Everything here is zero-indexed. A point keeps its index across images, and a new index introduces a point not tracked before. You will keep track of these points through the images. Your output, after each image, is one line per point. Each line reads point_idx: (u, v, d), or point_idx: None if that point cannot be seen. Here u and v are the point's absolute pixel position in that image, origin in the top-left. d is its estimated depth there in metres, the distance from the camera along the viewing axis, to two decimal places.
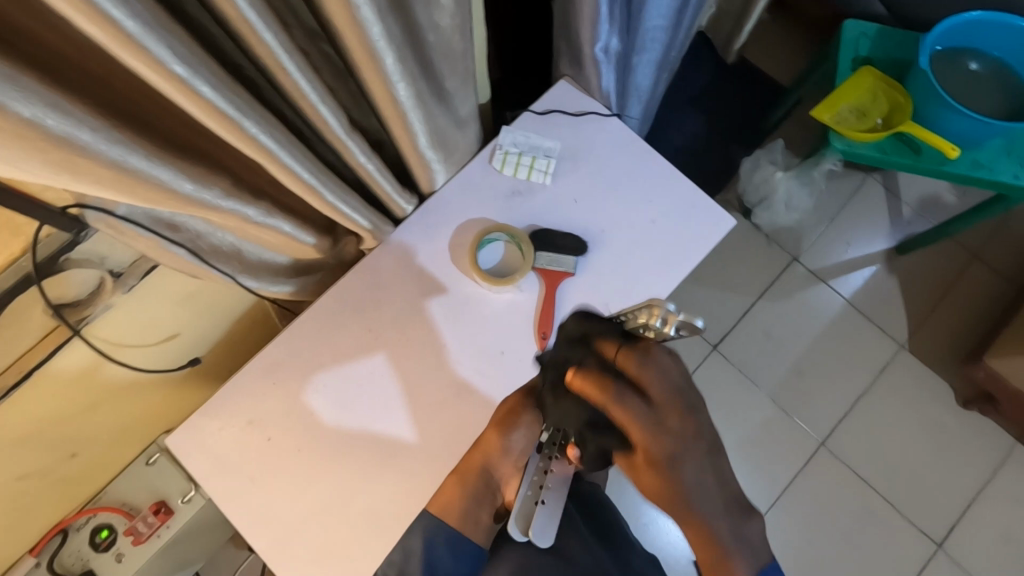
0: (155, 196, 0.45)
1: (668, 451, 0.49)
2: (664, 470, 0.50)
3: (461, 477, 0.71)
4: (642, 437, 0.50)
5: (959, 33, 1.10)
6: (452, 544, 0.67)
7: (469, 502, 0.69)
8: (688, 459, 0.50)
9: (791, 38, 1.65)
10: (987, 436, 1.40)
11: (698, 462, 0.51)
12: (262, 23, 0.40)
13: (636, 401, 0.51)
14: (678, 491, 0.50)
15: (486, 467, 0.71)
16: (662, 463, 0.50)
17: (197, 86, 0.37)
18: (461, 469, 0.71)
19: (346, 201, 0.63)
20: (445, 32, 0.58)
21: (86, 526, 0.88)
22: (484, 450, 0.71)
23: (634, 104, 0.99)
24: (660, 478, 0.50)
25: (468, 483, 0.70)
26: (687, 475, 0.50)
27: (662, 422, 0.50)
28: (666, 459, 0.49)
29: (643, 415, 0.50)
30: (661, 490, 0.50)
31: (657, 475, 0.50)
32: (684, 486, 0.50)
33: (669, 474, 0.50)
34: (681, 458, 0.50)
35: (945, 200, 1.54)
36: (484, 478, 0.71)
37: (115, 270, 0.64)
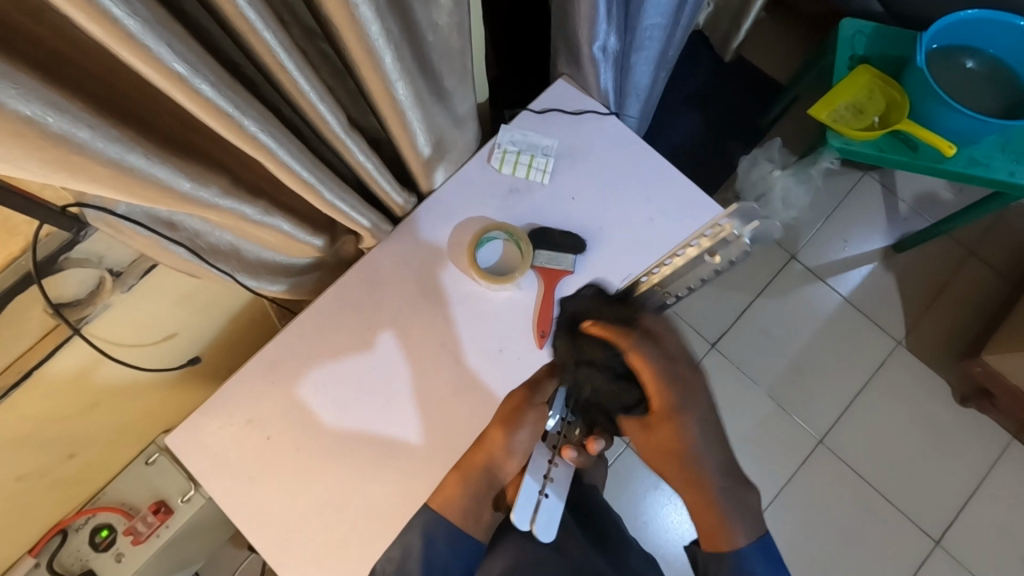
0: (154, 195, 0.45)
1: (677, 403, 0.69)
2: (669, 418, 0.69)
3: (463, 475, 0.70)
4: (662, 391, 0.69)
5: (956, 32, 1.11)
6: (452, 540, 0.68)
7: (469, 500, 0.70)
8: (690, 412, 0.69)
9: (788, 36, 1.65)
10: (984, 432, 1.41)
11: (699, 418, 0.70)
12: (260, 21, 0.40)
13: (653, 350, 0.69)
14: (684, 439, 0.69)
15: (491, 467, 0.71)
16: (672, 413, 0.69)
17: (196, 84, 0.37)
18: (463, 467, 0.71)
19: (344, 200, 0.64)
20: (444, 30, 0.58)
21: (86, 526, 0.88)
22: (487, 451, 0.71)
23: (632, 103, 0.99)
24: (671, 432, 0.69)
25: (469, 482, 0.70)
26: (691, 425, 0.69)
27: (676, 377, 0.69)
28: (676, 408, 0.69)
29: (664, 371, 0.69)
30: (670, 436, 0.70)
31: (670, 421, 0.69)
32: (690, 433, 0.69)
33: (679, 422, 0.69)
34: (690, 409, 0.69)
35: (941, 197, 1.55)
36: (486, 477, 0.71)
37: (114, 270, 0.64)
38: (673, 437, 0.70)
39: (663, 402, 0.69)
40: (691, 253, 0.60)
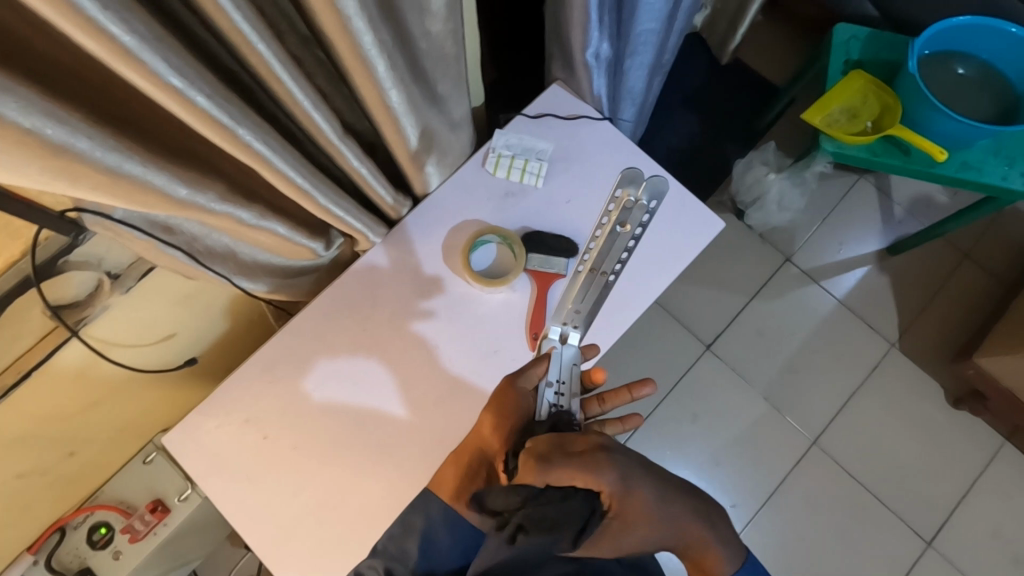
0: (151, 201, 0.46)
1: (617, 475, 0.56)
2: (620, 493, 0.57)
3: (458, 457, 0.70)
4: (596, 477, 0.55)
5: (948, 37, 1.11)
6: None
7: (462, 484, 0.68)
8: (636, 478, 0.58)
9: (785, 40, 1.66)
10: (976, 433, 1.42)
11: (646, 475, 0.59)
12: (254, 34, 0.41)
13: (559, 461, 0.55)
14: (646, 511, 0.58)
15: (481, 455, 0.68)
16: (620, 488, 0.56)
17: (191, 96, 0.38)
18: (458, 451, 0.70)
19: (339, 204, 0.64)
20: (437, 38, 0.59)
21: (83, 525, 0.88)
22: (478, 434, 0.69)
23: (626, 106, 1.00)
24: (631, 504, 0.57)
25: (462, 465, 0.69)
26: (646, 486, 0.58)
27: (597, 450, 0.57)
28: (619, 487, 0.56)
29: (578, 466, 0.55)
30: (636, 513, 0.58)
31: (628, 500, 0.57)
32: (645, 494, 0.58)
33: (632, 496, 0.57)
34: (631, 473, 0.58)
35: (936, 200, 1.56)
36: (479, 462, 0.68)
37: (112, 272, 0.65)
38: (640, 513, 0.58)
39: (606, 483, 0.56)
40: (607, 231, 0.81)
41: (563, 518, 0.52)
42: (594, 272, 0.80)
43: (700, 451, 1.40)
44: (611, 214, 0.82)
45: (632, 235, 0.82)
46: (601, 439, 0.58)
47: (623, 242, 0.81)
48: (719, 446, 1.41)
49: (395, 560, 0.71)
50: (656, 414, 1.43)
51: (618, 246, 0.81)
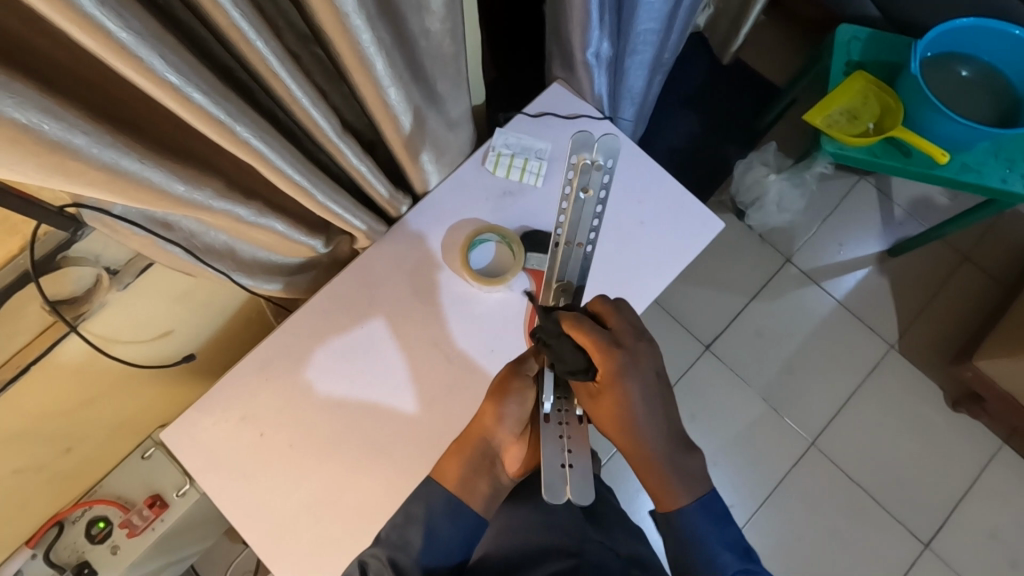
0: (148, 198, 0.46)
1: (618, 367, 0.61)
2: (608, 373, 0.61)
3: (460, 448, 0.70)
4: (602, 359, 0.61)
5: (950, 39, 1.11)
6: (450, 511, 0.67)
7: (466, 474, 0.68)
8: (633, 380, 0.61)
9: (787, 41, 1.66)
10: (975, 436, 1.42)
11: (643, 386, 0.62)
12: (252, 31, 0.41)
13: (593, 326, 0.62)
14: (628, 412, 0.62)
15: (486, 442, 0.69)
16: (614, 378, 0.61)
17: (189, 93, 0.38)
18: (460, 441, 0.70)
19: (337, 202, 0.64)
20: (437, 36, 0.59)
21: (82, 519, 0.89)
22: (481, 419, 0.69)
23: (627, 106, 1.00)
24: (614, 396, 0.61)
25: (465, 456, 0.69)
26: (637, 398, 0.62)
27: (617, 343, 0.62)
28: (614, 375, 0.61)
29: (598, 339, 0.61)
30: (615, 410, 0.62)
31: (615, 394, 0.61)
32: (632, 401, 0.61)
33: (618, 390, 0.61)
34: (631, 377, 0.61)
35: (936, 202, 1.56)
36: (483, 448, 0.69)
37: (110, 268, 0.65)
38: (618, 409, 0.61)
39: (607, 367, 0.61)
40: (570, 198, 0.66)
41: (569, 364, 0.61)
42: (571, 245, 0.67)
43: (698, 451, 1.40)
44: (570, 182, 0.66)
45: (598, 200, 0.67)
46: (629, 341, 0.63)
47: (593, 206, 0.67)
48: (717, 446, 1.41)
49: (398, 550, 0.64)
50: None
51: (583, 211, 0.67)
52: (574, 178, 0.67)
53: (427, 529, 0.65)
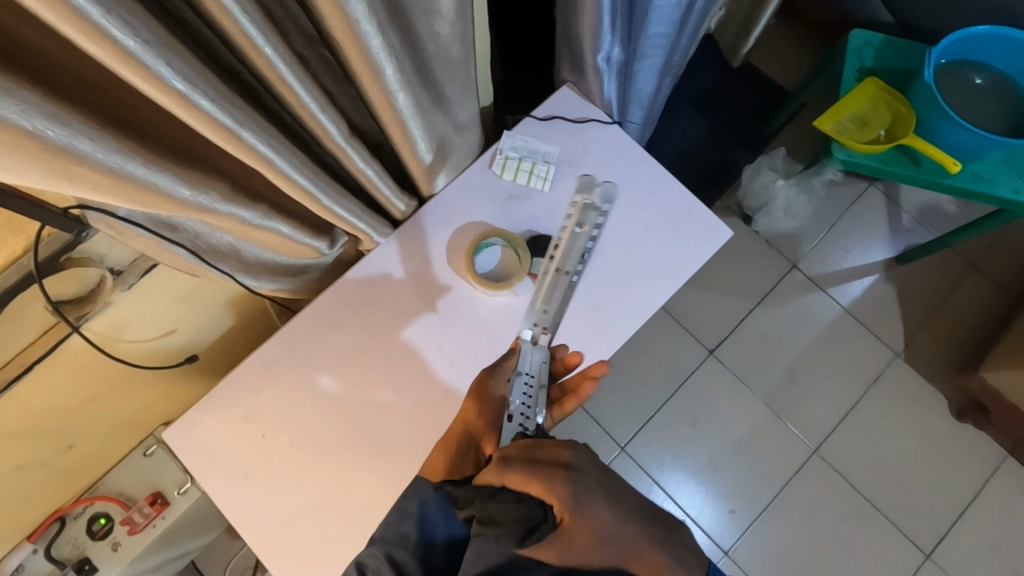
0: (153, 201, 0.46)
1: (569, 492, 0.53)
2: (566, 505, 0.52)
3: (444, 445, 0.69)
4: (546, 489, 0.53)
5: (964, 46, 1.10)
6: (443, 506, 0.64)
7: (450, 470, 0.67)
8: (592, 499, 0.53)
9: (797, 44, 1.65)
10: (979, 446, 1.41)
11: (603, 496, 0.54)
12: (261, 37, 0.40)
13: (516, 462, 0.56)
14: (600, 533, 0.53)
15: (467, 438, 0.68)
16: (571, 503, 0.52)
17: (196, 100, 0.38)
18: (445, 438, 0.70)
19: (343, 205, 0.64)
20: (446, 40, 0.58)
21: (83, 515, 0.89)
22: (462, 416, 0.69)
23: (635, 109, 0.99)
24: (582, 525, 0.52)
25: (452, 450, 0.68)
26: (602, 509, 0.53)
27: (554, 464, 0.55)
28: (572, 501, 0.53)
29: (534, 471, 0.55)
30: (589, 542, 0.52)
31: (581, 522, 0.52)
32: (600, 518, 0.53)
33: (585, 514, 0.53)
34: (586, 493, 0.54)
35: (945, 209, 1.54)
36: (467, 443, 0.68)
37: (115, 268, 0.64)
38: (594, 539, 0.52)
39: (556, 496, 0.53)
40: (568, 231, 0.81)
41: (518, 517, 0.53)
42: (559, 272, 0.79)
43: (700, 456, 1.40)
44: (570, 216, 0.81)
45: (591, 235, 0.81)
46: (564, 453, 0.57)
47: (585, 240, 0.81)
48: (719, 452, 1.40)
49: (394, 545, 0.63)
50: (656, 418, 1.42)
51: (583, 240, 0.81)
52: (574, 214, 0.82)
53: (420, 523, 0.63)
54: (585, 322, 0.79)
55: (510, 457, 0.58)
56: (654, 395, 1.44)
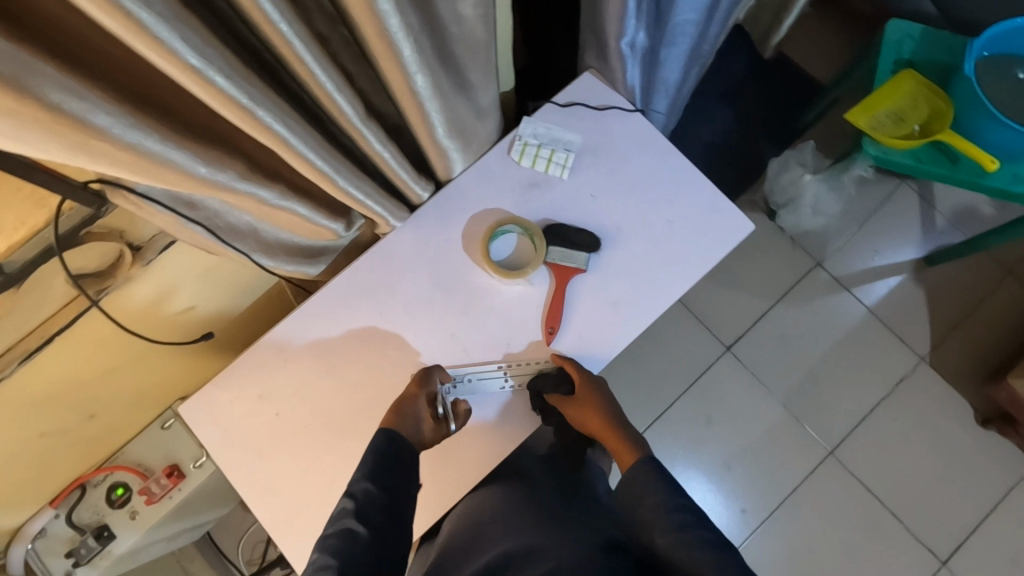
0: (171, 178, 0.46)
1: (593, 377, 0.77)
2: (589, 382, 0.76)
3: (390, 418, 0.72)
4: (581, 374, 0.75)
5: (1010, 39, 1.05)
6: (392, 466, 0.68)
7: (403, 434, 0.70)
8: (602, 387, 0.77)
9: (834, 33, 1.59)
10: (1002, 455, 1.38)
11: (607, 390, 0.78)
12: (276, 12, 0.40)
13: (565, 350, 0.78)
14: (603, 406, 0.77)
15: (412, 411, 0.72)
16: (592, 385, 0.76)
17: (211, 76, 0.38)
18: (389, 416, 0.72)
19: (360, 188, 0.64)
20: (468, 22, 0.57)
21: (103, 483, 0.92)
22: (405, 393, 0.73)
23: (660, 99, 0.96)
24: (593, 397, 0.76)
25: (402, 419, 0.71)
26: (606, 396, 0.77)
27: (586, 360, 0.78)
28: (594, 384, 0.76)
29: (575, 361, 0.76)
30: (595, 401, 0.76)
31: (593, 391, 0.76)
32: (604, 400, 0.77)
33: (597, 392, 0.76)
34: (600, 384, 0.77)
35: (981, 212, 1.49)
36: (410, 416, 0.71)
37: (134, 244, 0.65)
38: (598, 406, 0.76)
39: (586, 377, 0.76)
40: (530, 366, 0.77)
41: (557, 383, 0.75)
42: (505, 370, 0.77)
43: (713, 455, 1.41)
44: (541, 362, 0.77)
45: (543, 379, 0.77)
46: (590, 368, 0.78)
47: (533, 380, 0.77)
48: (733, 450, 1.40)
49: (366, 503, 0.65)
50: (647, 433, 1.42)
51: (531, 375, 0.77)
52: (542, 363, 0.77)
53: (381, 486, 0.67)
54: (606, 314, 0.78)
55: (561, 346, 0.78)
56: (668, 390, 1.44)
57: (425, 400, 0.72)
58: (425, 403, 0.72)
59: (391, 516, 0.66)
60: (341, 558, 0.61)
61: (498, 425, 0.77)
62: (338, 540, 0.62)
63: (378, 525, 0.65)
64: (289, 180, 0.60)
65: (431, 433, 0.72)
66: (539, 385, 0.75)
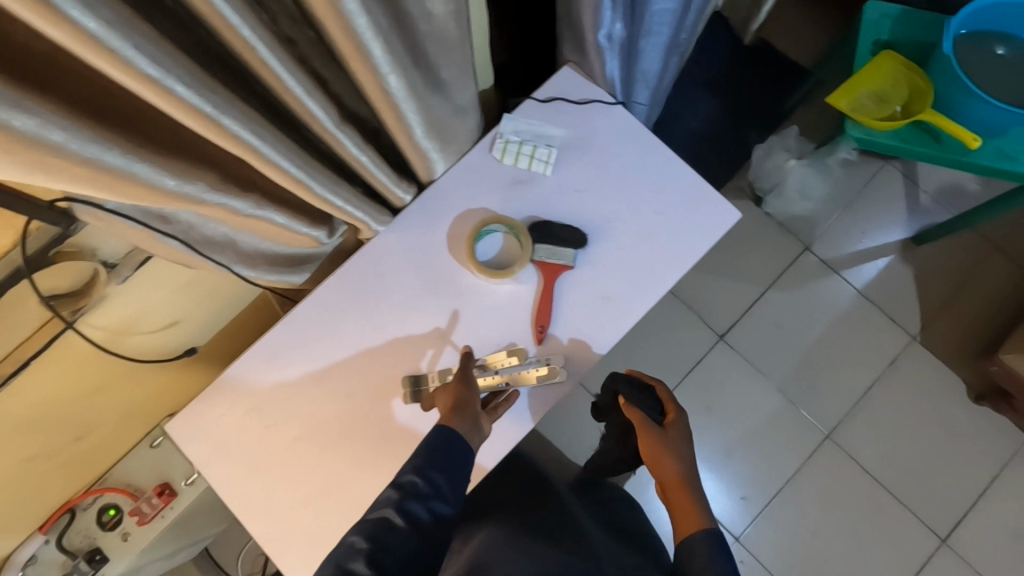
0: (138, 192, 0.45)
1: (682, 421, 0.83)
2: (677, 428, 0.82)
3: (446, 418, 0.69)
4: (672, 407, 0.83)
5: (988, 16, 1.04)
6: (447, 463, 0.66)
7: (463, 430, 0.69)
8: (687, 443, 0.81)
9: (814, 16, 1.59)
10: (997, 430, 1.39)
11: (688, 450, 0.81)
12: (236, 17, 0.38)
13: (664, 385, 0.87)
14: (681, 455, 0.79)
15: (466, 405, 0.70)
16: (680, 428, 0.82)
17: (170, 85, 0.37)
18: (445, 416, 0.70)
19: (337, 194, 0.63)
20: (440, 18, 0.56)
21: (93, 506, 0.90)
22: (450, 391, 0.71)
23: (642, 90, 0.95)
24: (676, 441, 0.80)
25: (460, 417, 0.69)
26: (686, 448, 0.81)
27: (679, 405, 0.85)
28: (682, 426, 0.82)
29: (670, 395, 0.85)
30: (675, 445, 0.80)
31: (677, 433, 0.81)
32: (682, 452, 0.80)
33: (680, 438, 0.81)
34: (685, 435, 0.82)
35: (966, 189, 1.50)
36: (464, 411, 0.70)
37: (109, 262, 0.63)
38: (677, 454, 0.79)
39: (675, 414, 0.83)
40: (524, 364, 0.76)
41: (645, 399, 0.83)
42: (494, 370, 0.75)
43: (712, 444, 1.40)
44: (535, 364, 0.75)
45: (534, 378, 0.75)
46: (681, 414, 0.84)
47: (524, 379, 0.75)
48: (731, 438, 1.40)
49: (409, 497, 0.64)
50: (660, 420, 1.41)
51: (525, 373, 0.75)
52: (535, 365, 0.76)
53: (430, 483, 0.65)
54: (602, 308, 0.78)
55: (659, 379, 0.88)
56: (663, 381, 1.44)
57: (474, 392, 0.72)
58: (474, 394, 0.72)
59: (436, 518, 0.64)
60: (373, 545, 0.59)
61: (529, 429, 0.76)
62: (375, 528, 0.61)
63: (418, 522, 0.63)
64: (262, 190, 0.59)
65: (486, 423, 0.72)
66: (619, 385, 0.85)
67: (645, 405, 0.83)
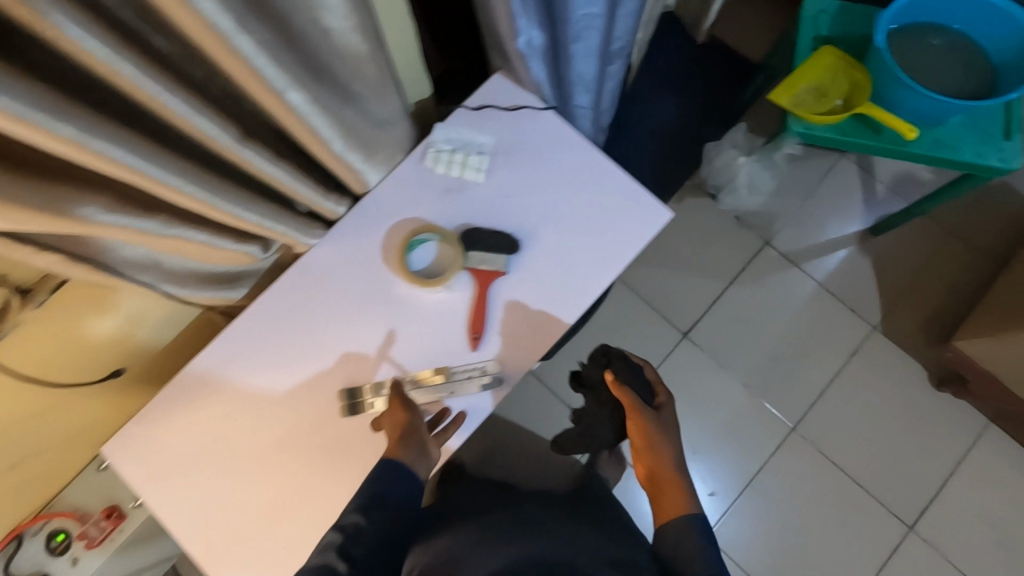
0: (19, 215, 0.46)
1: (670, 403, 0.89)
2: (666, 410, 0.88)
3: (395, 449, 0.70)
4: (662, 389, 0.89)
5: (919, 8, 1.06)
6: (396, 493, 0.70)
7: (413, 459, 0.70)
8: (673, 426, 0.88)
9: (765, 12, 1.61)
10: (959, 415, 1.41)
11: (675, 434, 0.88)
12: (98, 46, 0.39)
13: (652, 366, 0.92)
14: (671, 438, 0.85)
15: (413, 434, 0.71)
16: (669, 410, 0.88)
17: (25, 114, 0.38)
18: (394, 445, 0.70)
19: (252, 210, 0.64)
20: (340, 34, 0.57)
21: (40, 533, 0.88)
22: (395, 421, 0.72)
23: (581, 93, 0.92)
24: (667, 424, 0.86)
25: (409, 446, 0.70)
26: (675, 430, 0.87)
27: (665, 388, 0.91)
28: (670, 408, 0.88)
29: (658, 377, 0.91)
30: (665, 427, 0.86)
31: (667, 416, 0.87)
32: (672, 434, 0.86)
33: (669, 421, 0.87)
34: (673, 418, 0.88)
35: (920, 177, 1.52)
36: (412, 440, 0.71)
37: (22, 289, 0.68)
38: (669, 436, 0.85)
39: (665, 396, 0.89)
40: (461, 373, 0.76)
41: (637, 379, 0.88)
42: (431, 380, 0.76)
43: None
44: (472, 372, 0.76)
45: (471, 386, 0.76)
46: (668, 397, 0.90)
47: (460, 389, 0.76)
48: (697, 434, 1.41)
49: (349, 539, 0.67)
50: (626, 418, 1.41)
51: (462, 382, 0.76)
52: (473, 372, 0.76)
53: (374, 520, 0.68)
54: (540, 309, 0.78)
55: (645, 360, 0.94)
56: None
57: (420, 419, 0.72)
58: (421, 422, 0.72)
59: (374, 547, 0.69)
60: None
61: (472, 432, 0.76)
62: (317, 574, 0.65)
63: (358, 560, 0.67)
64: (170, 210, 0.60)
65: (436, 447, 0.73)
66: (610, 359, 0.89)
67: (636, 384, 0.88)
